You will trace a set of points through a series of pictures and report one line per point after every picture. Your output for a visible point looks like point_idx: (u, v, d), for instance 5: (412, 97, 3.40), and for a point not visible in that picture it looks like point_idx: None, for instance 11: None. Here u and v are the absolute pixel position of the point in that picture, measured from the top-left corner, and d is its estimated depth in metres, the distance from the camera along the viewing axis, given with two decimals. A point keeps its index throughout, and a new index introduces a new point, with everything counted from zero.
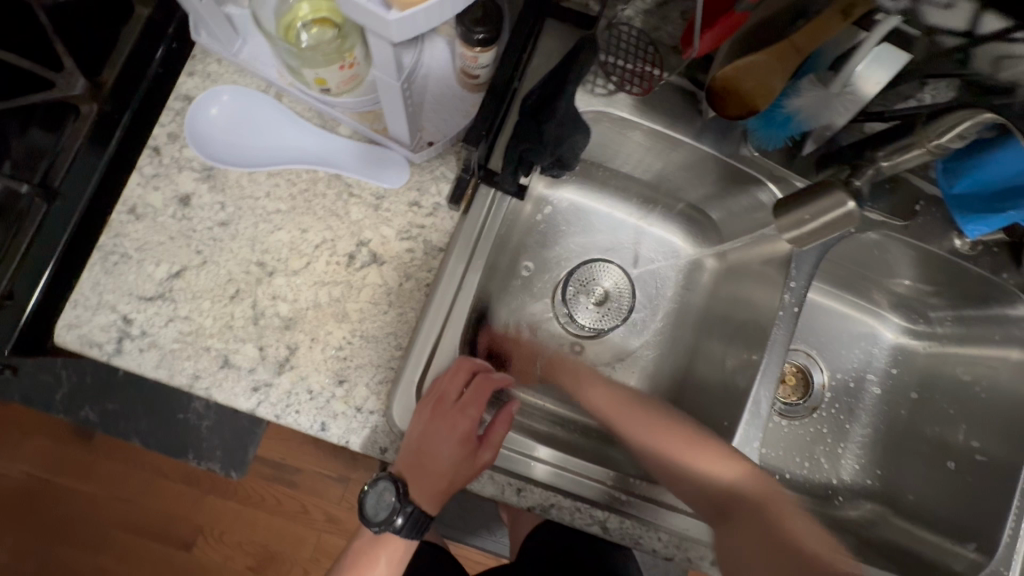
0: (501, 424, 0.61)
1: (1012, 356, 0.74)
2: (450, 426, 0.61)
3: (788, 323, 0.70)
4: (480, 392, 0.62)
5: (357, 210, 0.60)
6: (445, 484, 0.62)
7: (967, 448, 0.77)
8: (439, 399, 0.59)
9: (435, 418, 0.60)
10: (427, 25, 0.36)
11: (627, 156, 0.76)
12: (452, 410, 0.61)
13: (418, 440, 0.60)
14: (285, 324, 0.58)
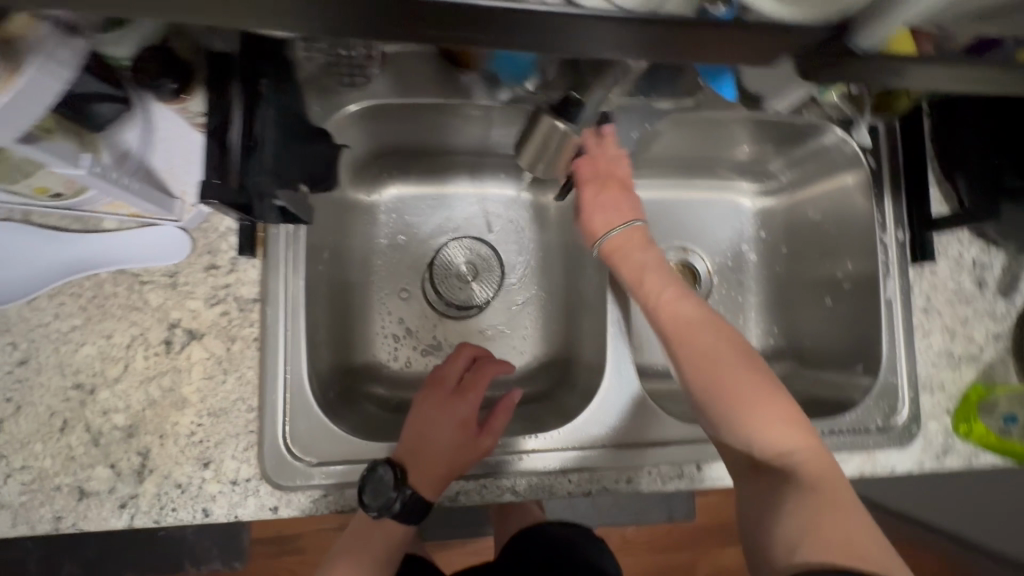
0: (502, 413, 0.65)
1: (846, 183, 0.77)
2: (451, 411, 0.64)
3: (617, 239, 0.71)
4: (478, 376, 0.68)
5: (155, 296, 0.58)
6: (445, 473, 0.61)
7: (836, 280, 0.80)
8: (439, 383, 0.67)
9: (438, 403, 0.65)
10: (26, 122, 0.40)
11: (427, 136, 0.75)
12: (452, 396, 0.66)
13: (421, 427, 0.63)
14: (126, 433, 0.57)
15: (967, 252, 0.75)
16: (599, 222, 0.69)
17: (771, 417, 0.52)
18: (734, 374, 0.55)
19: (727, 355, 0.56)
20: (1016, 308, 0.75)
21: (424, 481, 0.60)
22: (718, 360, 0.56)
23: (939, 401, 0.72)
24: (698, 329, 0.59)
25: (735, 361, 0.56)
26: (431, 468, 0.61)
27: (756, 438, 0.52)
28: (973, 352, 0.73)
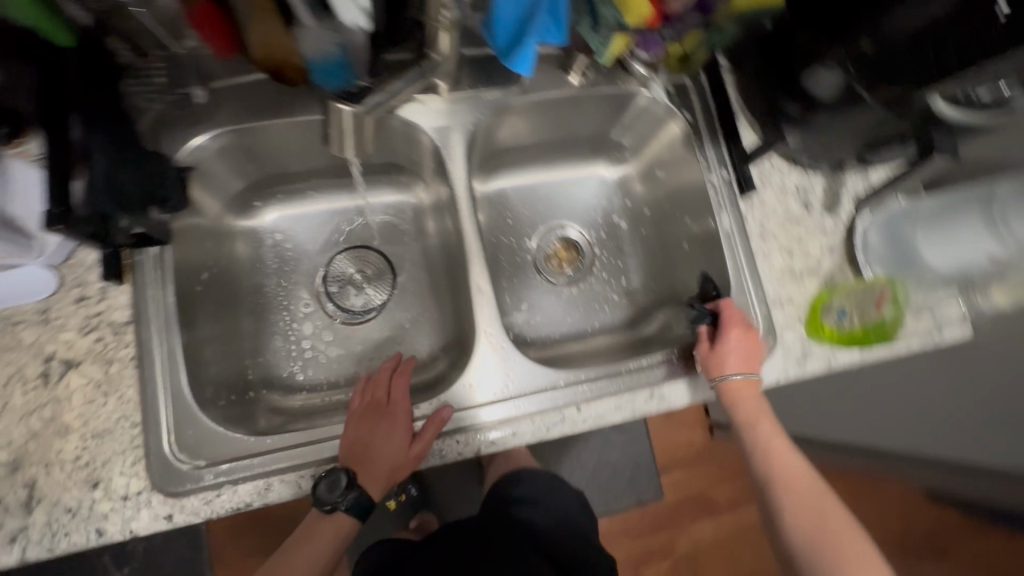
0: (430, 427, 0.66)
1: (674, 133, 0.86)
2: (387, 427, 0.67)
3: (472, 219, 0.80)
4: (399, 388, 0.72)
5: (28, 333, 0.62)
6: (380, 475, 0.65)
7: (687, 227, 0.89)
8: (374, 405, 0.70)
9: (368, 417, 0.68)
10: None
11: (293, 160, 0.81)
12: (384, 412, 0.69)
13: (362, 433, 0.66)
14: (11, 467, 0.59)
15: (789, 179, 0.84)
16: (722, 360, 0.71)
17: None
18: (788, 488, 0.63)
19: (809, 504, 0.62)
20: (844, 222, 0.84)
21: (369, 483, 0.65)
22: (776, 490, 0.64)
23: (790, 313, 0.79)
24: (782, 459, 0.66)
25: (797, 474, 0.64)
26: (367, 469, 0.65)
27: (799, 530, 0.60)
28: (813, 266, 0.82)
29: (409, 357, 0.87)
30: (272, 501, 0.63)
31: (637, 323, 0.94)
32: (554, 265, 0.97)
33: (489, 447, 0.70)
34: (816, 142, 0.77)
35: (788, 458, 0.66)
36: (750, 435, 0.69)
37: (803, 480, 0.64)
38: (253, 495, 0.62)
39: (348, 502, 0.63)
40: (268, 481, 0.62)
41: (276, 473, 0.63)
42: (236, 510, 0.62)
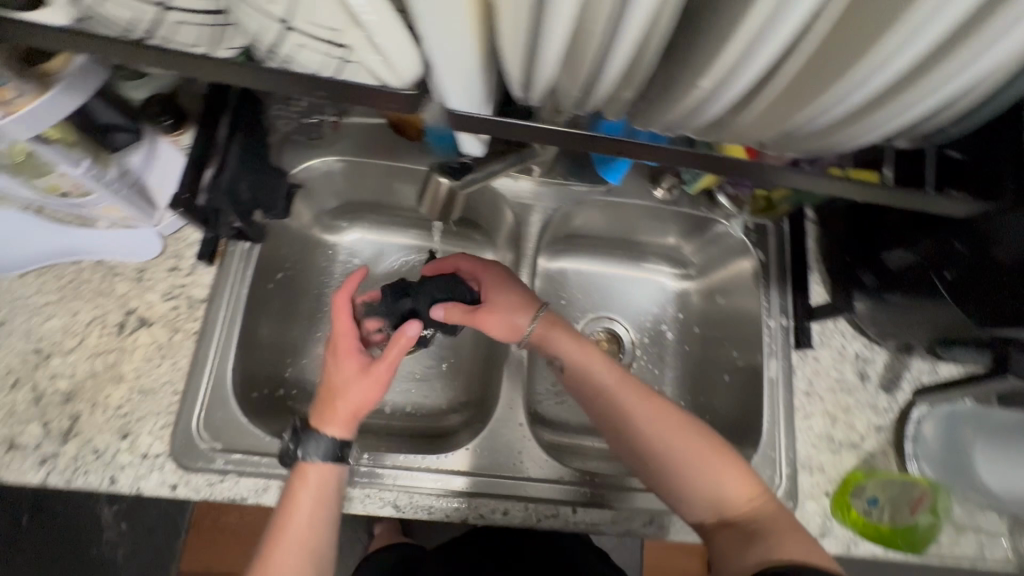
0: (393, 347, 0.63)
1: (744, 268, 0.86)
2: (342, 359, 0.65)
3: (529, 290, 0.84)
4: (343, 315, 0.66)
5: (121, 285, 0.70)
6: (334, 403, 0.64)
7: (733, 359, 0.89)
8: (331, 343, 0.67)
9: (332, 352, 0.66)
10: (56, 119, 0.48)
11: (386, 195, 0.89)
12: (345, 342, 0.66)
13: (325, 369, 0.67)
14: (64, 397, 0.65)
15: (850, 345, 0.82)
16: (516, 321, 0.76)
17: (738, 477, 0.66)
18: (642, 428, 0.69)
19: (655, 436, 0.69)
20: (898, 404, 0.80)
21: (331, 423, 0.64)
22: (622, 426, 0.71)
23: (818, 482, 0.76)
24: (630, 404, 0.70)
25: (644, 412, 0.70)
26: (328, 408, 0.64)
27: (649, 453, 0.69)
28: (854, 440, 0.78)
29: (429, 402, 0.89)
30: (265, 503, 0.66)
31: None
32: None
33: (476, 519, 0.70)
34: (885, 319, 0.76)
35: (593, 367, 0.73)
36: (566, 363, 0.74)
37: (615, 386, 0.72)
38: (250, 491, 0.66)
39: (321, 451, 0.63)
40: (267, 483, 0.66)
41: (277, 478, 0.66)
42: (231, 500, 0.66)
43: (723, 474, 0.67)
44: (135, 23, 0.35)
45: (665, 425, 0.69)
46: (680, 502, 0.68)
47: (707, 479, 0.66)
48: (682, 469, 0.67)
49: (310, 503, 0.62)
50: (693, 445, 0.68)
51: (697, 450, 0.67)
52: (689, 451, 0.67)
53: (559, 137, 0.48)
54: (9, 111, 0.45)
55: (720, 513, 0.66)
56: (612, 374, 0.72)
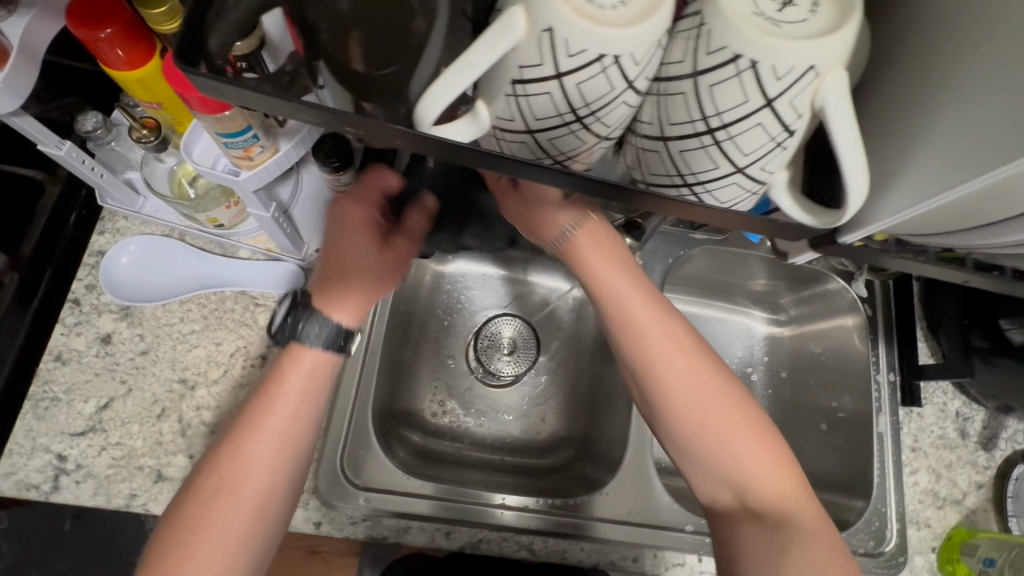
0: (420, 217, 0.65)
1: (847, 324, 0.90)
2: (357, 232, 0.60)
3: None
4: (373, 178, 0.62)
5: (263, 316, 0.69)
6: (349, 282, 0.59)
7: (832, 408, 0.90)
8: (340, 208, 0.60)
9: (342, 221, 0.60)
10: (278, 170, 0.47)
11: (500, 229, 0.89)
12: (357, 217, 0.60)
13: (335, 237, 0.59)
14: (210, 429, 0.65)
15: (950, 403, 0.85)
16: (548, 219, 0.58)
17: (768, 455, 0.58)
18: (666, 385, 0.58)
19: (683, 399, 0.58)
20: (996, 463, 0.83)
21: (338, 303, 0.58)
22: (644, 380, 0.59)
23: (924, 536, 0.78)
24: (660, 354, 0.58)
25: (674, 369, 0.58)
26: (344, 285, 0.58)
27: (669, 416, 0.58)
28: (957, 497, 0.80)
29: (531, 437, 0.89)
30: (404, 542, 0.67)
31: None
32: None
33: (607, 565, 0.70)
34: (993, 385, 0.78)
35: (627, 295, 0.59)
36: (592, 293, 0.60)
37: (648, 325, 0.58)
38: (391, 531, 0.67)
39: (325, 333, 0.57)
40: (407, 524, 0.67)
41: (416, 519, 0.67)
42: (372, 538, 0.68)
43: (750, 453, 0.57)
44: (518, 107, 0.31)
45: (696, 379, 0.58)
46: (693, 474, 0.59)
47: (730, 459, 0.57)
48: (705, 439, 0.58)
49: (299, 391, 0.57)
50: (721, 412, 0.58)
51: (725, 418, 0.58)
52: (716, 416, 0.58)
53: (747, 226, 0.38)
54: (250, 166, 0.45)
55: (742, 499, 0.57)
56: (647, 306, 0.59)
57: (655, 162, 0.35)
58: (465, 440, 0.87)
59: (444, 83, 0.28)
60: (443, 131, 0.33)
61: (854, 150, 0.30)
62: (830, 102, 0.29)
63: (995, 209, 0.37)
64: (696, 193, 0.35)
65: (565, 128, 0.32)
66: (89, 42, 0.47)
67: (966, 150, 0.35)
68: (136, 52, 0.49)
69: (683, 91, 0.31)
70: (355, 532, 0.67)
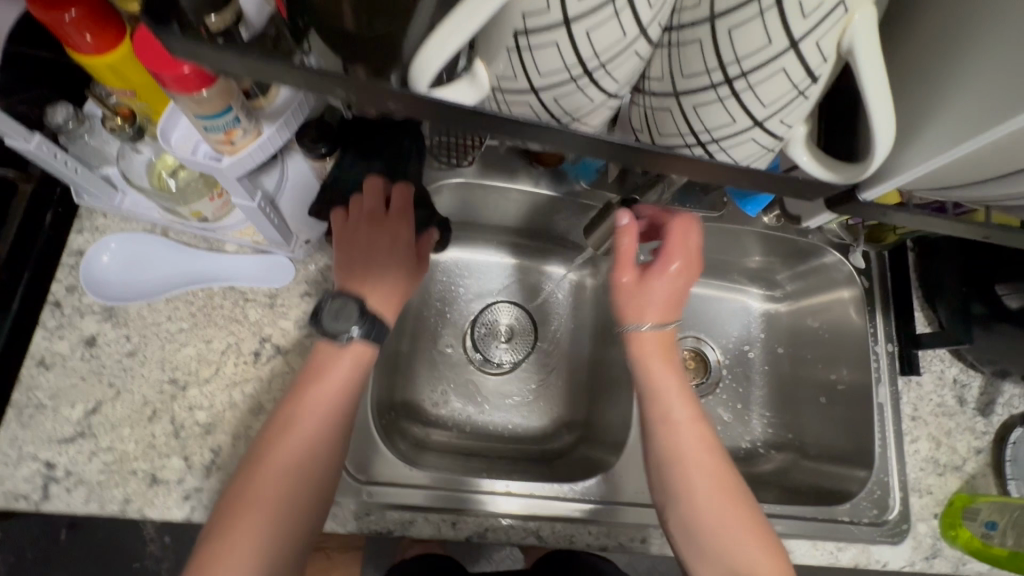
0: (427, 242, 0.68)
1: (844, 297, 0.90)
2: (390, 235, 0.63)
3: None
4: (400, 198, 0.64)
5: (254, 311, 0.67)
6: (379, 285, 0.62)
7: (830, 381, 0.90)
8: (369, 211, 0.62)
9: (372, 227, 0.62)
10: (263, 155, 0.45)
11: (492, 215, 0.87)
12: (386, 220, 0.63)
13: (366, 242, 0.62)
14: (204, 429, 0.63)
15: (948, 370, 0.85)
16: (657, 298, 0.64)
17: (774, 566, 0.58)
18: (692, 488, 0.61)
19: (698, 468, 0.62)
20: (994, 428, 0.83)
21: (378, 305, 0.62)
22: (672, 475, 0.62)
23: (926, 504, 0.79)
24: (693, 454, 0.62)
25: (698, 464, 0.62)
26: (377, 290, 0.62)
27: (685, 511, 0.61)
28: (957, 463, 0.81)
29: (533, 424, 0.89)
30: (411, 536, 0.66)
31: (750, 458, 0.93)
32: None
33: (617, 547, 0.70)
34: (990, 350, 0.78)
35: (670, 395, 0.64)
36: (640, 374, 0.66)
37: (683, 426, 0.64)
38: (396, 524, 0.66)
39: (364, 327, 0.59)
40: (413, 516, 0.66)
41: (421, 511, 0.66)
42: (378, 533, 0.66)
43: (754, 552, 0.59)
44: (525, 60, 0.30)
45: (712, 470, 0.62)
46: (694, 563, 0.61)
47: (736, 545, 0.59)
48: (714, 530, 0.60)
49: (347, 368, 0.60)
50: (746, 558, 0.59)
51: (741, 520, 0.60)
52: (730, 501, 0.61)
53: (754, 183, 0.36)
54: (231, 151, 0.43)
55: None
56: (686, 411, 0.65)
57: (667, 120, 0.34)
58: (466, 429, 0.86)
59: (441, 33, 0.27)
60: (444, 94, 0.31)
61: (879, 88, 0.29)
62: (852, 40, 0.28)
63: (1003, 162, 0.37)
64: (709, 150, 0.34)
65: (572, 85, 0.32)
66: (53, 27, 0.44)
67: (979, 106, 0.34)
68: (104, 39, 0.47)
69: (697, 37, 0.30)
70: (358, 528, 0.65)
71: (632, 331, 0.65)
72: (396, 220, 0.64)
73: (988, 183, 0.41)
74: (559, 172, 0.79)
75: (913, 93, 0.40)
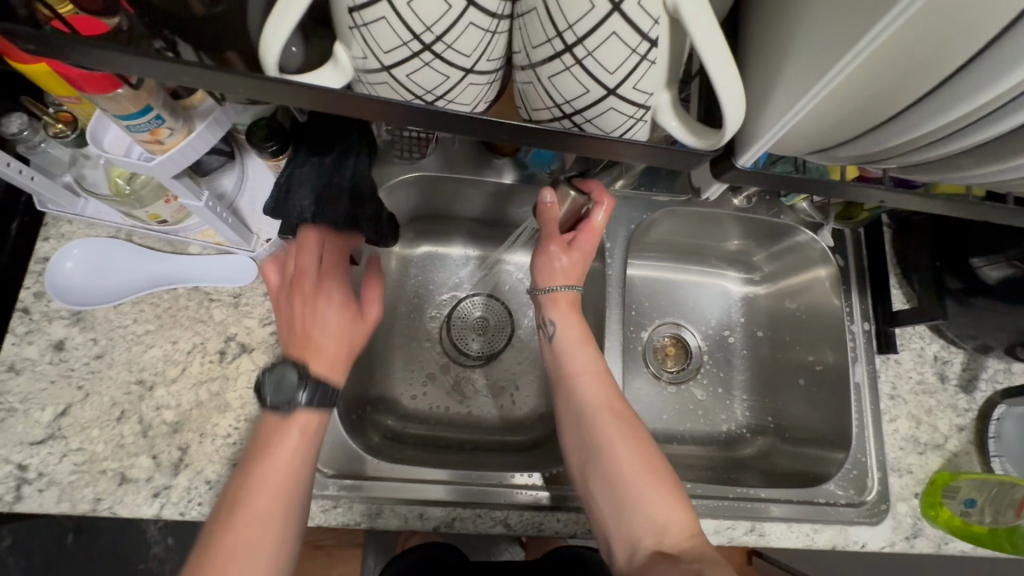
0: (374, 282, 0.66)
1: (820, 276, 0.88)
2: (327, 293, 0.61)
3: (619, 286, 0.84)
4: (335, 254, 0.63)
5: (218, 311, 0.68)
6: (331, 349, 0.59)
7: (809, 362, 0.89)
8: (302, 274, 0.60)
9: (306, 292, 0.60)
10: (196, 154, 0.46)
11: (460, 208, 0.87)
12: (320, 278, 0.61)
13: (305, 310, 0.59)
14: (172, 428, 0.64)
15: (928, 347, 0.84)
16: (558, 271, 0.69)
17: (676, 508, 0.60)
18: (608, 439, 0.64)
19: (601, 413, 0.65)
20: (977, 404, 0.82)
21: (328, 369, 0.59)
22: (589, 427, 0.65)
23: (907, 483, 0.77)
24: (603, 405, 0.66)
25: (602, 412, 0.65)
26: (324, 351, 0.59)
27: (602, 466, 0.63)
28: (939, 441, 0.79)
29: (509, 414, 0.89)
30: (378, 526, 0.67)
31: (732, 443, 0.93)
32: (658, 360, 0.97)
33: (586, 534, 0.70)
34: (968, 325, 0.77)
35: (580, 350, 0.69)
36: (556, 335, 0.70)
37: (593, 380, 0.67)
38: (364, 516, 0.66)
39: (311, 392, 0.56)
40: (379, 507, 0.66)
41: (388, 502, 0.66)
42: (345, 524, 0.66)
43: (664, 499, 0.61)
44: (362, 39, 0.29)
45: (613, 419, 0.65)
46: (613, 519, 0.61)
47: (639, 493, 0.61)
48: (618, 475, 0.62)
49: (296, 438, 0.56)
50: (646, 496, 0.61)
51: (641, 464, 0.63)
52: (634, 445, 0.64)
53: (635, 152, 0.36)
54: (162, 150, 0.44)
55: (661, 543, 0.59)
56: (594, 365, 0.68)
57: (532, 94, 0.33)
58: (442, 422, 0.87)
59: (272, 23, 0.27)
60: (306, 78, 0.32)
61: (717, 56, 0.28)
62: (680, 1, 0.26)
63: (878, 107, 0.34)
64: (576, 121, 0.33)
65: (420, 62, 0.30)
66: None
67: (829, 48, 0.31)
68: None
69: (534, 6, 0.28)
70: (323, 522, 0.66)
71: (544, 293, 0.71)
72: (332, 276, 0.61)
73: (856, 143, 0.39)
74: (521, 161, 0.79)
75: (776, 43, 0.36)
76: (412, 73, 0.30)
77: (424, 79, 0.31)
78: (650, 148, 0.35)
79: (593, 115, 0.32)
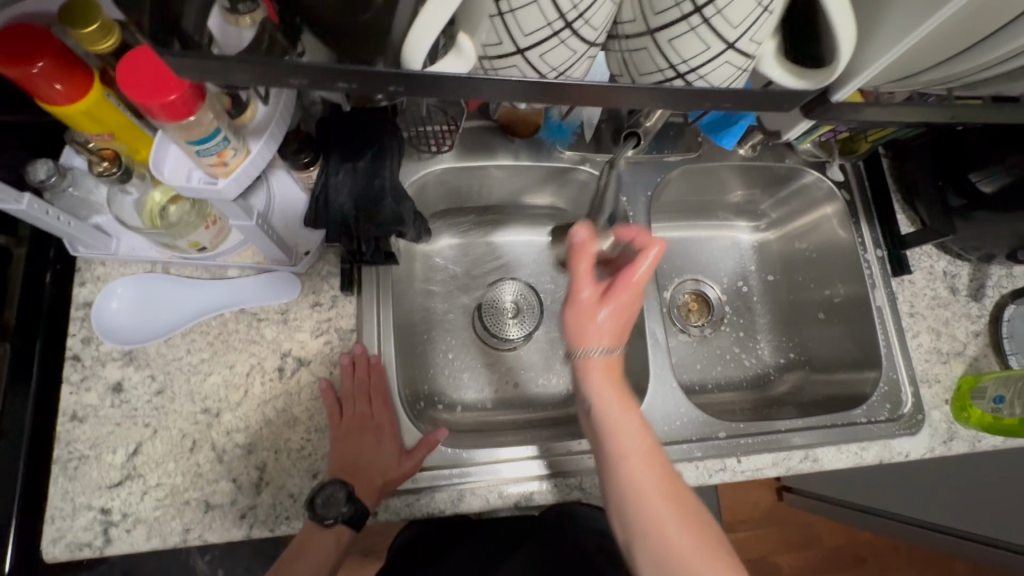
0: (422, 447, 0.67)
1: (827, 212, 0.93)
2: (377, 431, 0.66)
3: None
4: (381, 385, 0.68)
5: (269, 330, 0.69)
6: (374, 481, 0.63)
7: (827, 296, 0.94)
8: (356, 410, 0.66)
9: (356, 430, 0.65)
10: (255, 170, 0.46)
11: (478, 195, 0.88)
12: (370, 421, 0.66)
13: (355, 444, 0.64)
14: (245, 449, 0.65)
15: (937, 264, 0.89)
16: (595, 332, 0.61)
17: None
18: (659, 521, 0.55)
19: (652, 495, 0.56)
20: (988, 309, 0.87)
21: (365, 491, 0.63)
22: (634, 511, 0.56)
23: (937, 392, 0.83)
24: (651, 487, 0.56)
25: (655, 494, 0.56)
26: (366, 480, 0.63)
27: (655, 549, 0.54)
28: (960, 349, 0.85)
29: (554, 389, 0.92)
30: (462, 510, 0.68)
31: (763, 382, 0.97)
32: (682, 317, 1.00)
33: None
34: (974, 239, 0.81)
35: (624, 426, 0.59)
36: (595, 411, 0.60)
37: (640, 462, 0.57)
38: (447, 503, 0.68)
39: (347, 512, 0.61)
40: (460, 493, 0.68)
41: (467, 485, 0.68)
42: (432, 514, 0.68)
43: None
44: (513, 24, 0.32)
45: (665, 499, 0.55)
46: None
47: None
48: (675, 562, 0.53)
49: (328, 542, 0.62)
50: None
51: (702, 544, 0.54)
52: (693, 522, 0.55)
53: (741, 102, 0.37)
54: (225, 172, 0.44)
55: None
56: (643, 441, 0.59)
57: (644, 59, 0.35)
58: (492, 405, 0.89)
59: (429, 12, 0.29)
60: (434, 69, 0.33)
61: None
62: None
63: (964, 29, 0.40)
64: (689, 80, 0.35)
65: (555, 39, 0.32)
66: (21, 81, 0.44)
67: None
68: (73, 85, 0.47)
69: None
70: (406, 516, 0.67)
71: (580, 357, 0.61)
72: (380, 416, 0.67)
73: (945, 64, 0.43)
74: (537, 142, 0.81)
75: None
76: (541, 49, 0.33)
77: (551, 53, 0.33)
78: (755, 96, 0.37)
79: (707, 69, 0.34)
